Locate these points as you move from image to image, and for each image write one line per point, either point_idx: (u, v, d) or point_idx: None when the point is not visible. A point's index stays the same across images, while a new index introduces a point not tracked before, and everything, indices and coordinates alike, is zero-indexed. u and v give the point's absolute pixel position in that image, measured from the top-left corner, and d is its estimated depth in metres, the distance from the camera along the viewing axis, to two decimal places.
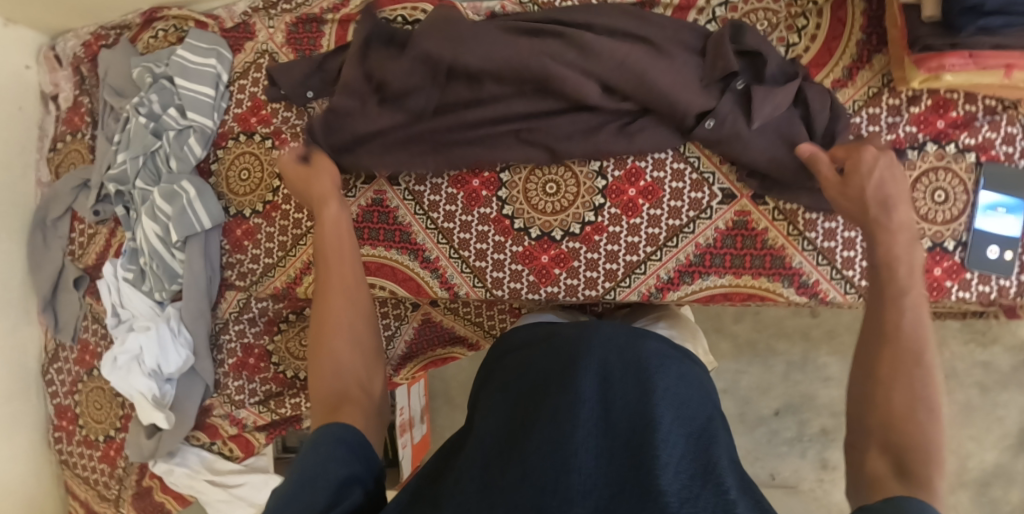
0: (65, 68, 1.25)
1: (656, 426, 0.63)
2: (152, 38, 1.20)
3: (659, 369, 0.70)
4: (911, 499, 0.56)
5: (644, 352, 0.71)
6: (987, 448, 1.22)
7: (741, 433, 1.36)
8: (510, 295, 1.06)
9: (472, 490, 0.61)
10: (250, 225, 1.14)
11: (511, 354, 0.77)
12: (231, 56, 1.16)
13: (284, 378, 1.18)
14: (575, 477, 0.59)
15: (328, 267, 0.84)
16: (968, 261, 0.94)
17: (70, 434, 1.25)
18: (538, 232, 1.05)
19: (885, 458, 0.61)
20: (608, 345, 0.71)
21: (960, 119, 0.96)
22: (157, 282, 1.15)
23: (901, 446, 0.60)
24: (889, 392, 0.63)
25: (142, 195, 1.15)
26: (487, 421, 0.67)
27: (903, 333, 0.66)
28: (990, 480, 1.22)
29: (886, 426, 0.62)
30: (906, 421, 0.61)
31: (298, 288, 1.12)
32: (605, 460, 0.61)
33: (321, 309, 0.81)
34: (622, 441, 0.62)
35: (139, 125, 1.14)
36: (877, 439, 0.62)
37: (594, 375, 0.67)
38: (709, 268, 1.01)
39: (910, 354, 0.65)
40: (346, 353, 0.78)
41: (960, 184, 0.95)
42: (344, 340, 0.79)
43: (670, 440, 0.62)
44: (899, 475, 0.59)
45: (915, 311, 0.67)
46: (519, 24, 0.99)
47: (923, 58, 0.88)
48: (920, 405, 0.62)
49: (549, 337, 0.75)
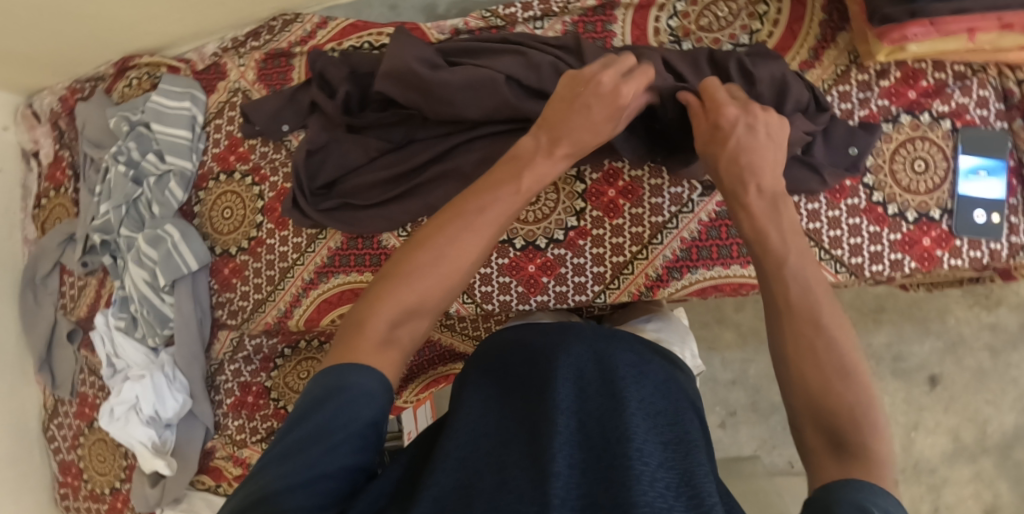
0: (43, 124, 1.26)
1: (631, 437, 0.65)
2: (126, 87, 1.21)
3: (635, 383, 0.74)
4: (855, 482, 0.56)
5: (618, 364, 0.75)
6: (1005, 412, 1.20)
7: (756, 422, 1.36)
8: (501, 308, 1.05)
9: (447, 491, 0.63)
10: (236, 263, 1.14)
11: (488, 358, 0.80)
12: (204, 97, 1.18)
13: (285, 413, 1.17)
14: (554, 488, 0.61)
15: (465, 204, 0.76)
16: (956, 228, 0.93)
17: (76, 489, 1.24)
18: (522, 242, 1.04)
19: (821, 435, 0.60)
20: (582, 357, 0.75)
21: (931, 87, 0.95)
22: (148, 327, 1.15)
23: (834, 419, 0.60)
24: (807, 364, 0.63)
25: (127, 243, 1.15)
26: (466, 420, 0.71)
27: (802, 304, 0.66)
28: (1012, 444, 1.20)
29: (816, 398, 0.61)
30: (832, 394, 0.61)
31: (289, 321, 1.12)
32: (580, 472, 0.64)
33: (430, 229, 0.74)
34: (598, 452, 0.65)
35: (120, 175, 1.15)
36: (808, 415, 0.61)
37: (570, 385, 0.71)
38: (696, 262, 1.00)
39: (811, 324, 0.64)
40: (432, 296, 0.72)
41: (939, 152, 0.95)
42: (437, 287, 0.72)
43: (645, 451, 0.65)
44: (836, 451, 0.59)
45: (810, 282, 0.67)
46: (484, 51, 1.02)
47: (886, 31, 0.89)
48: (839, 375, 0.62)
49: (528, 348, 0.78)
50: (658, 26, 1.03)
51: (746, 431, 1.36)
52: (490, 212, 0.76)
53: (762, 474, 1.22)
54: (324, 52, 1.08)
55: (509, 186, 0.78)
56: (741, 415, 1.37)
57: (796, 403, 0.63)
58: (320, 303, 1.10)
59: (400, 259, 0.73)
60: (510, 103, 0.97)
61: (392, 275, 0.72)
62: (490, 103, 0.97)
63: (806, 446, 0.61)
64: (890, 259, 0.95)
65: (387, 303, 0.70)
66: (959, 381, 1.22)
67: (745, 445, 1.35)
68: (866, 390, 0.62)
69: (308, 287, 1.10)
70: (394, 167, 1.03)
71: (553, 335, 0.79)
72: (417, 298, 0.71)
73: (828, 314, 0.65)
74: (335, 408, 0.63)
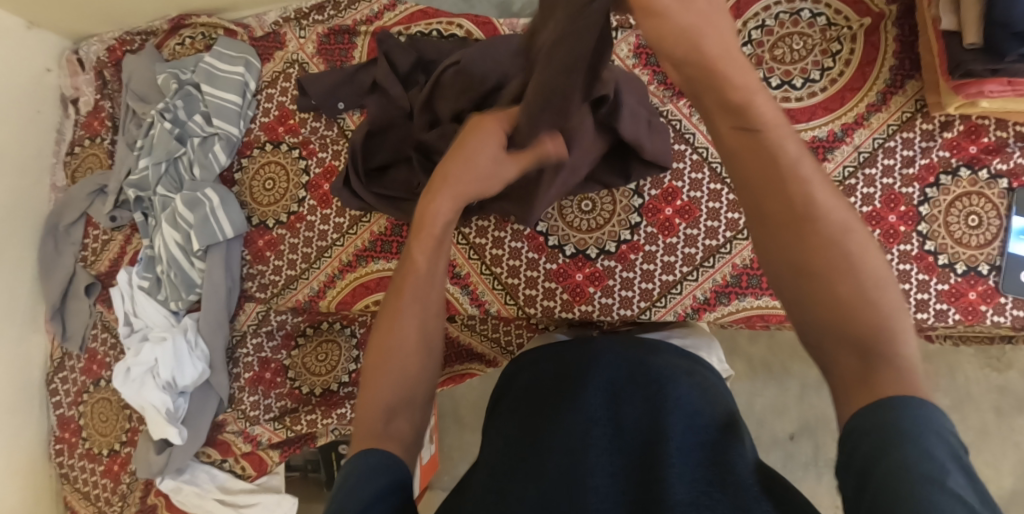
0: (86, 72, 1.23)
1: (669, 437, 0.64)
2: (178, 45, 1.19)
3: (671, 381, 0.70)
4: (899, 397, 0.52)
5: (651, 366, 0.72)
6: (1006, 475, 1.21)
7: (757, 455, 1.36)
8: (543, 313, 1.04)
9: (482, 500, 0.64)
10: (273, 236, 1.12)
11: (522, 365, 0.78)
12: (259, 64, 1.15)
13: (299, 394, 1.14)
14: (591, 494, 0.62)
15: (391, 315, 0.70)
16: (1003, 285, 0.94)
17: (72, 447, 1.21)
18: (573, 249, 1.04)
19: (857, 361, 0.55)
20: (614, 362, 0.73)
21: (992, 145, 0.96)
22: (173, 291, 1.12)
23: (863, 337, 0.55)
24: (827, 282, 0.57)
25: (162, 202, 1.12)
26: (497, 432, 0.71)
27: (818, 208, 0.58)
28: (1010, 507, 1.20)
29: (839, 316, 0.56)
30: (858, 308, 0.56)
31: (321, 301, 1.10)
32: (621, 477, 0.64)
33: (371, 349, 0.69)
34: (634, 457, 0.65)
35: (163, 131, 1.12)
36: (830, 334, 0.56)
37: (602, 393, 0.70)
38: (745, 289, 0.99)
39: (836, 239, 0.57)
40: (406, 387, 0.67)
41: (993, 209, 0.96)
42: (408, 367, 0.68)
43: (681, 450, 0.64)
44: (865, 360, 0.55)
45: (819, 182, 0.59)
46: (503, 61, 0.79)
47: (962, 84, 0.90)
48: (868, 284, 0.56)
49: (557, 353, 0.77)
50: None
51: None
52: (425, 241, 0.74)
53: None
54: (391, 34, 1.05)
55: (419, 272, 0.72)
56: None
57: (803, 315, 0.58)
58: (355, 287, 1.09)
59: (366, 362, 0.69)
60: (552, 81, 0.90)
61: (368, 375, 0.68)
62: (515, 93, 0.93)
63: (833, 368, 0.57)
64: (934, 309, 0.96)
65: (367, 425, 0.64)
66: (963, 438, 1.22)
67: None
68: (885, 285, 0.57)
69: (346, 268, 1.09)
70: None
71: (582, 345, 0.77)
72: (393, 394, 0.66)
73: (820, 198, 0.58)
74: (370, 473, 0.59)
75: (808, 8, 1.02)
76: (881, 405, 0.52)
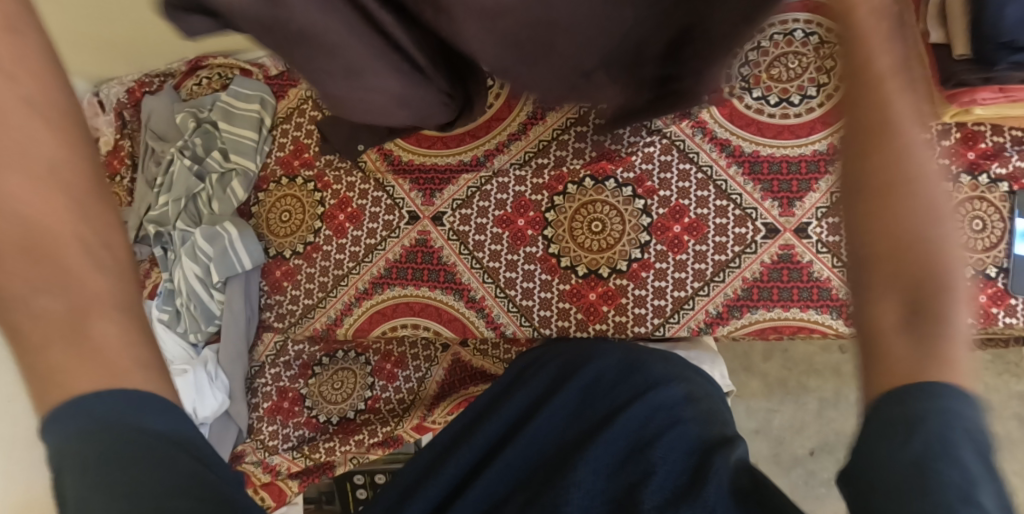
0: (107, 113, 1.28)
1: (653, 445, 0.67)
2: (196, 85, 1.24)
3: (664, 388, 0.73)
4: (940, 386, 0.46)
5: (648, 375, 0.75)
6: None
7: (778, 473, 1.37)
8: (559, 333, 1.06)
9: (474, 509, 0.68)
10: (290, 266, 1.15)
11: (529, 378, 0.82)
12: (274, 101, 1.19)
13: (316, 423, 1.19)
14: (574, 490, 0.64)
15: None
16: (1012, 287, 0.96)
17: None
18: (585, 270, 1.06)
19: (902, 329, 0.46)
20: (611, 373, 0.77)
21: (990, 150, 0.99)
22: (193, 322, 1.14)
23: (926, 306, 0.46)
24: (887, 219, 0.46)
25: (181, 237, 1.15)
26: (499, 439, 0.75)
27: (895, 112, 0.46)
28: None
29: (890, 263, 0.46)
30: (906, 250, 0.46)
31: (338, 329, 1.12)
32: (606, 476, 0.66)
33: None
34: (621, 460, 0.67)
35: (183, 168, 1.16)
36: (887, 294, 0.47)
37: (599, 405, 0.73)
38: (757, 302, 1.01)
39: (902, 167, 0.46)
40: None
41: (996, 212, 0.97)
42: None
43: (667, 459, 0.65)
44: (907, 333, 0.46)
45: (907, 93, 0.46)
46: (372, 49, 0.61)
47: (956, 93, 0.93)
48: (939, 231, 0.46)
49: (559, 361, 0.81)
50: (730, 73, 1.07)
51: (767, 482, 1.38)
52: None
53: None
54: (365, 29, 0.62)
55: None
56: (762, 464, 1.39)
57: (865, 259, 0.47)
58: (372, 314, 1.11)
59: None
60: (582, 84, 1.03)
61: None
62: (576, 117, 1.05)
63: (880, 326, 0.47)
64: None
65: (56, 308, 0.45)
66: None
67: None
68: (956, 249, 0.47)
69: (361, 296, 1.11)
70: (480, 165, 1.11)
71: (584, 350, 0.81)
72: None
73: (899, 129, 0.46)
74: (103, 472, 0.44)
75: (801, 27, 1.04)
76: (920, 392, 0.46)
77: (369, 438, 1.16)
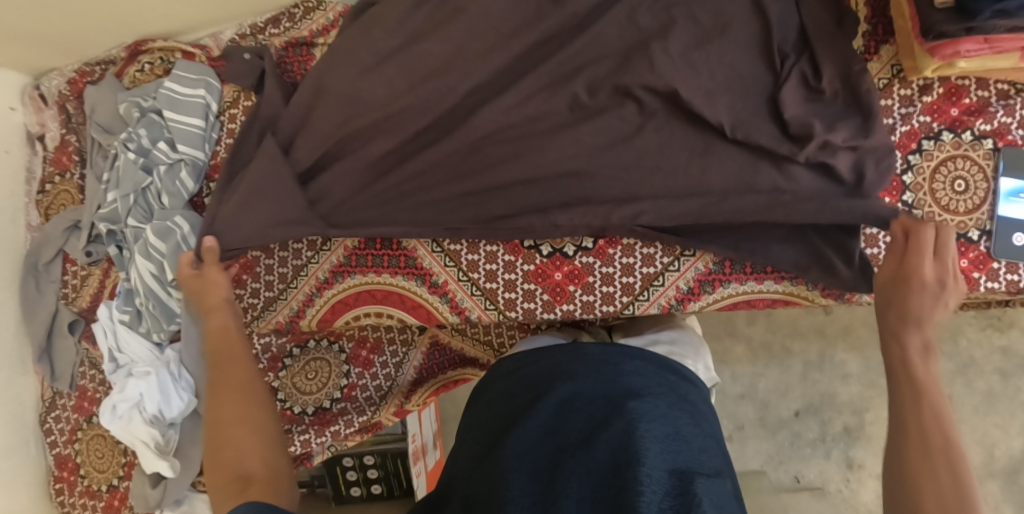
0: (50, 107, 1.23)
1: (640, 461, 0.65)
2: (138, 71, 1.18)
3: (642, 399, 0.72)
4: None
5: (625, 385, 0.74)
6: (1014, 436, 1.24)
7: (762, 437, 1.35)
8: (524, 316, 1.02)
9: None
10: (247, 258, 1.09)
11: (498, 403, 0.80)
12: (219, 85, 1.13)
13: (291, 414, 1.17)
14: None
15: (232, 363, 0.89)
16: (995, 250, 0.91)
17: (71, 485, 1.20)
18: (549, 249, 1.01)
19: None
20: (588, 388, 0.75)
21: (973, 105, 0.93)
22: (154, 322, 1.09)
23: None
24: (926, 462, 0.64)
25: (134, 234, 1.10)
26: (467, 473, 0.73)
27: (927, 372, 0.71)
28: (1019, 468, 1.24)
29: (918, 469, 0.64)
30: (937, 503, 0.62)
31: (301, 321, 1.10)
32: (589, 504, 0.64)
33: (219, 415, 0.83)
34: (604, 480, 0.65)
35: (129, 162, 1.11)
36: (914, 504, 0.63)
37: (576, 424, 0.71)
38: (729, 276, 0.97)
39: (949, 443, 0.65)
40: (245, 449, 0.79)
41: (979, 173, 0.92)
42: (251, 430, 0.82)
43: (653, 478, 0.64)
44: None
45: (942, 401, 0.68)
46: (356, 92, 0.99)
47: (937, 46, 0.86)
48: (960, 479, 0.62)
49: (534, 385, 0.79)
50: None
51: (752, 446, 1.36)
52: (228, 358, 0.90)
53: (766, 494, 1.23)
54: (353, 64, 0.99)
55: (235, 358, 0.90)
56: (747, 428, 1.36)
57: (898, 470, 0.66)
58: (334, 304, 1.08)
59: (211, 434, 0.82)
60: (558, 59, 0.95)
61: (216, 431, 0.82)
62: (561, 101, 0.95)
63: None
64: None
65: (223, 464, 0.78)
66: (969, 403, 1.26)
67: (752, 460, 1.35)
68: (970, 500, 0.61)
69: (323, 286, 1.07)
70: None
71: (560, 368, 0.80)
72: (240, 425, 0.82)
73: (935, 384, 0.70)
74: None
75: None
76: None
77: (346, 428, 1.16)
